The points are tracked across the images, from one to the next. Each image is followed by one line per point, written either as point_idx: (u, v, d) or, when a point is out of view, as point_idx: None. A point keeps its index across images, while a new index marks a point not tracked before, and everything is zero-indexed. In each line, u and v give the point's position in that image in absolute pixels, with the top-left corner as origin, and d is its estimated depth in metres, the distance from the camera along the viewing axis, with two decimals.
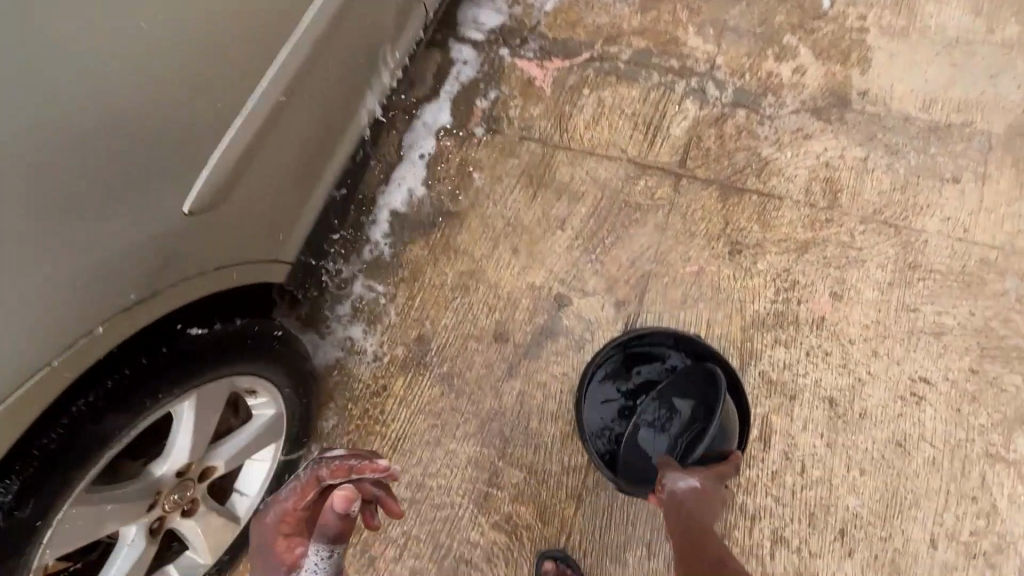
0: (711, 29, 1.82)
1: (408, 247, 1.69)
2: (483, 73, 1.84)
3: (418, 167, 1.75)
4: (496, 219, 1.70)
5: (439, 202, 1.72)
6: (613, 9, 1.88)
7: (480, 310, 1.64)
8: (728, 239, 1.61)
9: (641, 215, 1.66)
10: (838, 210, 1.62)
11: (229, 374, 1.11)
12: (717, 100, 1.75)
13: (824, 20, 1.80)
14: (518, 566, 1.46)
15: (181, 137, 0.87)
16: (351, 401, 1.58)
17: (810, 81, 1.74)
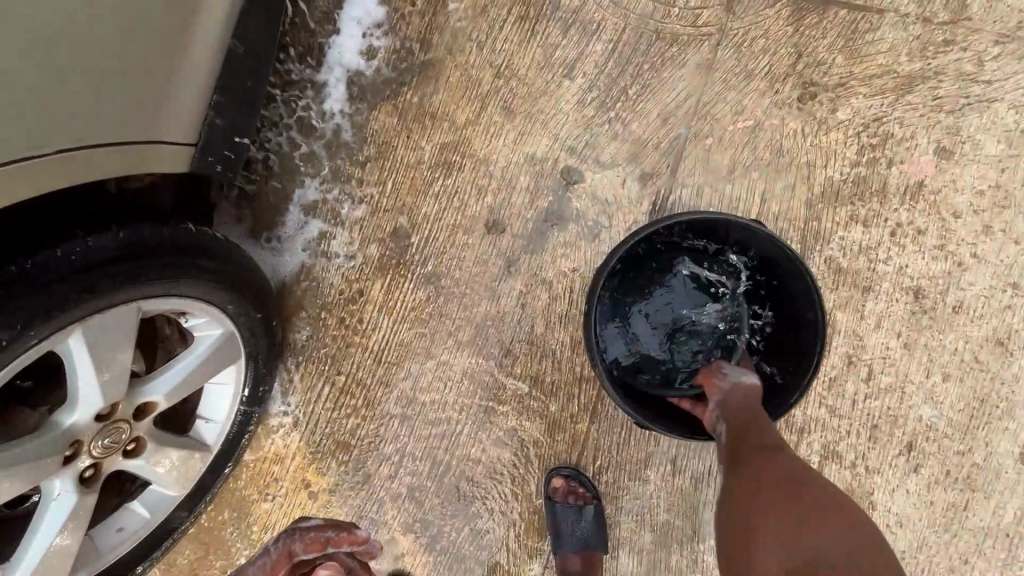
0: None
1: (371, 114, 1.30)
2: None
3: (373, 1, 1.28)
4: (483, 68, 1.28)
5: (405, 49, 1.29)
6: None
7: (467, 194, 1.30)
8: (799, 79, 1.17)
9: (679, 50, 1.21)
10: (965, 25, 1.13)
11: (122, 299, 0.84)
12: None
13: None
14: (526, 481, 1.32)
15: None
16: (325, 310, 1.34)
17: None
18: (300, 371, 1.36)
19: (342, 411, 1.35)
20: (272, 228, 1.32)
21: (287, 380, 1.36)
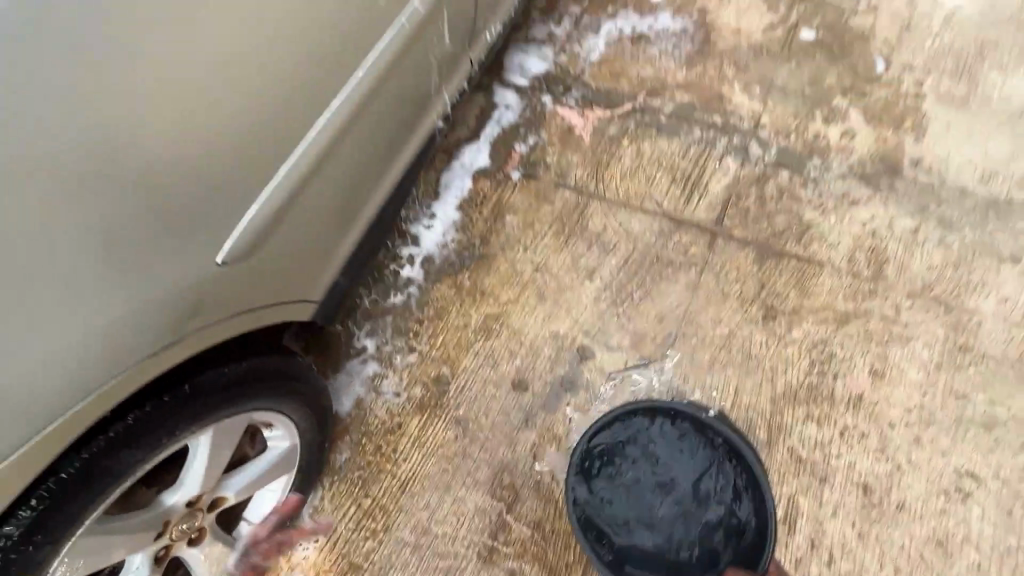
0: (758, 87, 1.80)
1: (435, 286, 1.70)
2: (524, 118, 1.88)
3: (451, 206, 1.77)
4: (525, 264, 1.70)
5: (469, 244, 1.73)
6: (659, 64, 1.89)
7: (500, 355, 1.62)
8: (762, 303, 1.56)
9: (673, 271, 1.62)
10: (883, 282, 1.54)
11: (244, 409, 1.11)
12: (758, 158, 1.71)
13: (877, 84, 1.76)
14: None
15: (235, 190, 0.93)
16: (366, 436, 1.58)
17: (860, 145, 1.69)
18: (332, 489, 1.55)
19: (361, 532, 1.51)
20: (340, 362, 1.64)
21: (319, 496, 1.54)
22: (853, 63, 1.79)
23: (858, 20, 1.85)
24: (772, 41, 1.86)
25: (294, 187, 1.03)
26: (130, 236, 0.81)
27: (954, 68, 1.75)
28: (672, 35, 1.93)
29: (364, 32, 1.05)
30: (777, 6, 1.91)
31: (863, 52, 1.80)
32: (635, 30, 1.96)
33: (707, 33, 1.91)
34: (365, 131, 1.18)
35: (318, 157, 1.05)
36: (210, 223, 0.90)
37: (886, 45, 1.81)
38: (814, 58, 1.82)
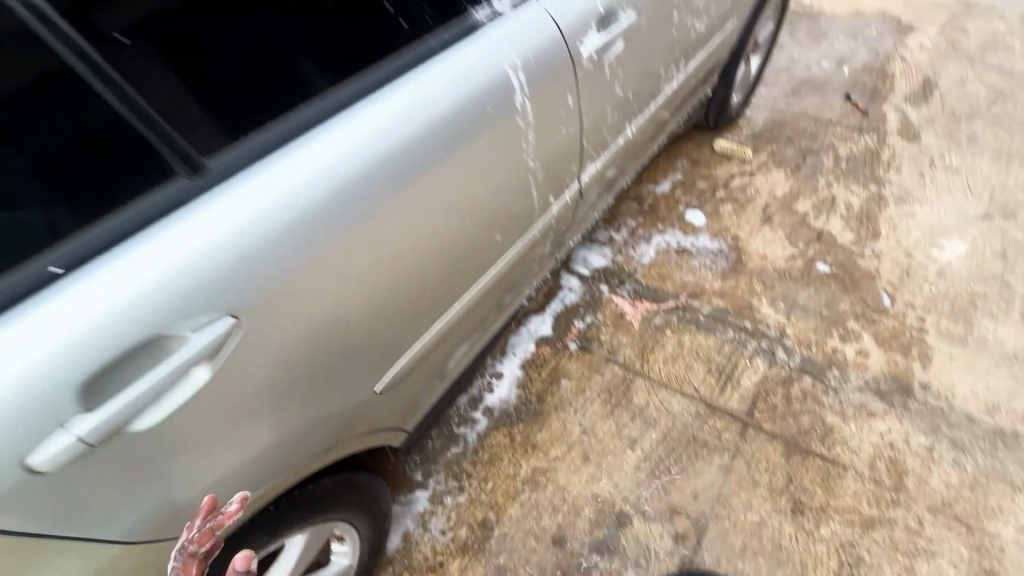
0: (782, 303, 2.17)
1: (493, 433, 1.92)
2: (584, 301, 2.27)
3: (515, 365, 2.08)
4: (574, 425, 1.92)
5: (527, 400, 1.99)
6: (698, 273, 2.31)
7: (544, 508, 1.76)
8: (791, 496, 1.70)
9: (708, 452, 1.81)
10: (905, 493, 1.68)
11: (332, 519, 1.28)
12: (784, 362, 2.00)
13: (885, 315, 2.09)
14: None
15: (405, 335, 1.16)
16: (407, 570, 1.67)
17: (873, 364, 1.96)
18: None
19: None
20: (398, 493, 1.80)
21: None
22: (863, 295, 2.16)
23: (865, 262, 2.27)
24: (793, 268, 2.28)
25: (437, 336, 1.28)
26: (341, 363, 1.01)
27: (951, 311, 2.09)
28: (710, 252, 2.38)
29: (510, 236, 1.38)
30: (797, 242, 2.37)
31: (871, 287, 2.18)
32: (680, 245, 2.43)
33: (739, 255, 2.35)
34: (487, 297, 1.48)
35: (457, 315, 1.33)
36: (383, 369, 1.14)
37: (890, 284, 2.19)
38: (829, 287, 2.20)
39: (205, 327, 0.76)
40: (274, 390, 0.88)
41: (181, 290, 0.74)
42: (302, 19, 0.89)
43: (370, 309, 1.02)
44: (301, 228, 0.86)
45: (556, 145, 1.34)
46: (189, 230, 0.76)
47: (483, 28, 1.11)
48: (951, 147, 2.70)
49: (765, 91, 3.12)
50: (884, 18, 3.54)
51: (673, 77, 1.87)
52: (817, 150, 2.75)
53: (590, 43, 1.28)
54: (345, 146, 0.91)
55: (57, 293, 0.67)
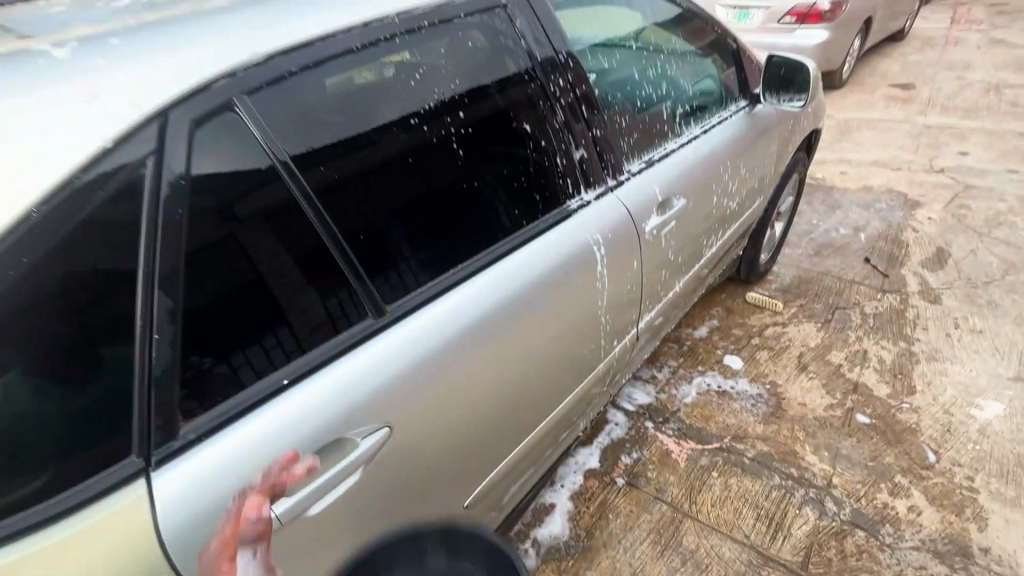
0: (826, 452, 2.23)
1: (542, 567, 1.93)
2: (630, 436, 2.37)
3: (563, 497, 2.14)
4: (624, 564, 1.92)
5: (576, 534, 2.02)
6: (740, 416, 2.42)
7: None
8: None
9: None
10: None
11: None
12: (835, 513, 2.01)
13: (932, 471, 2.13)
14: None
15: (491, 456, 1.32)
16: None
17: (927, 522, 1.96)
18: None
19: None
20: None
21: None
22: (907, 449, 2.22)
23: (904, 415, 2.36)
24: (833, 417, 2.38)
25: (512, 460, 1.43)
26: (445, 478, 1.16)
27: (999, 472, 2.11)
28: (750, 396, 2.51)
29: (577, 374, 1.58)
30: (834, 392, 2.49)
31: (914, 442, 2.24)
32: (720, 387, 2.58)
33: (779, 401, 2.47)
34: (554, 427, 1.63)
35: (529, 442, 1.49)
36: (469, 487, 1.28)
37: (932, 440, 2.24)
38: (871, 438, 2.27)
39: (367, 436, 0.95)
40: (398, 497, 1.04)
41: (359, 405, 0.94)
42: (458, 202, 1.20)
43: (473, 431, 1.20)
44: (441, 361, 1.08)
45: (619, 301, 1.61)
46: (370, 358, 0.98)
47: (577, 211, 1.44)
48: (972, 310, 2.90)
49: (789, 251, 3.47)
50: (892, 193, 4.00)
51: (712, 242, 2.20)
52: (844, 306, 2.98)
53: (651, 222, 1.61)
54: (474, 299, 1.17)
55: (281, 401, 0.87)
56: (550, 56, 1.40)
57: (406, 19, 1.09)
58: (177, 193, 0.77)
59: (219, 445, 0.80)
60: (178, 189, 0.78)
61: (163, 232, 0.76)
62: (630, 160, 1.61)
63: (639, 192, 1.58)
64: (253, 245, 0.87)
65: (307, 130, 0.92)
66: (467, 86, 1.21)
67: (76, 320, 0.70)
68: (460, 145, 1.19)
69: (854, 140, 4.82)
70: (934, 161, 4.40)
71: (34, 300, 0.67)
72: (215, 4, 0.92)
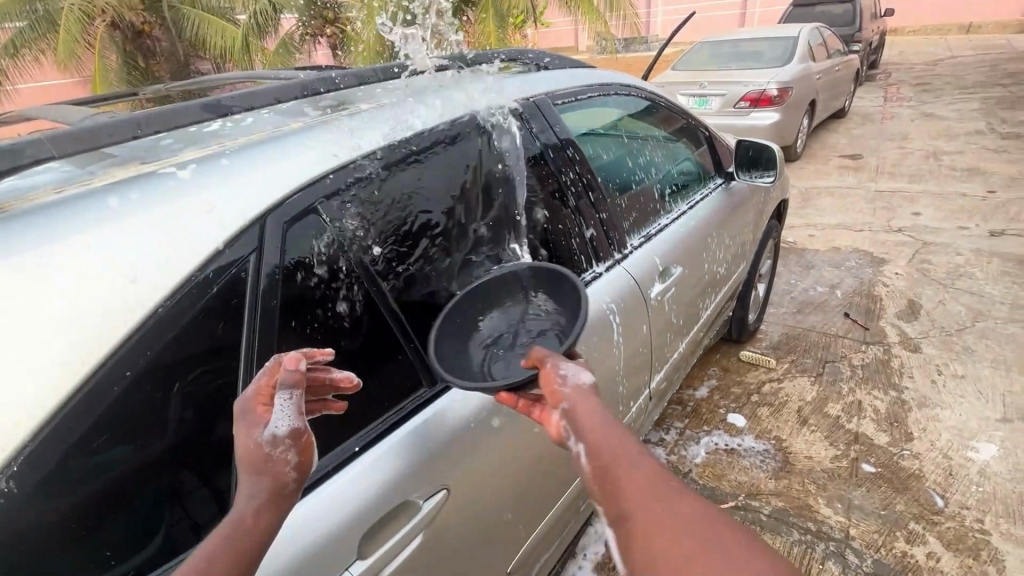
0: (839, 503, 2.28)
1: None
2: None
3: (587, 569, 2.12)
4: None
5: None
6: (751, 473, 2.47)
7: None
8: None
9: None
10: None
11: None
12: (856, 566, 2.02)
13: (943, 515, 2.18)
14: None
15: (531, 519, 1.38)
16: None
17: (947, 568, 1.99)
18: None
19: None
20: None
21: None
22: (915, 495, 2.28)
23: (907, 462, 2.44)
24: (840, 467, 2.44)
25: (551, 522, 1.49)
26: (493, 539, 1.23)
27: (1005, 512, 2.17)
28: (757, 452, 2.58)
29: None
30: (837, 443, 2.58)
31: (920, 487, 2.31)
32: (727, 445, 2.64)
33: (786, 456, 2.54)
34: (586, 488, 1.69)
35: (565, 503, 1.55)
36: (513, 555, 1.33)
37: (938, 484, 2.32)
38: (879, 486, 2.33)
39: (427, 499, 1.05)
40: (454, 557, 1.11)
41: (419, 469, 1.04)
42: (491, 278, 1.36)
43: (516, 492, 1.28)
44: (487, 425, 1.19)
45: (633, 362, 1.72)
46: (426, 424, 1.09)
47: (593, 281, 1.60)
48: (952, 357, 3.08)
49: (774, 310, 3.67)
50: (859, 252, 4.32)
51: (706, 304, 2.38)
52: (833, 359, 3.13)
53: (654, 289, 1.78)
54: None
55: (352, 467, 0.99)
56: (559, 150, 1.62)
57: (447, 128, 1.30)
58: (272, 285, 0.92)
59: (304, 510, 0.91)
60: (273, 281, 0.92)
61: (260, 319, 0.91)
62: (630, 235, 1.81)
63: (641, 262, 1.76)
64: (328, 322, 1.01)
65: (369, 220, 1.09)
66: (495, 178, 1.40)
67: (192, 400, 0.85)
68: (491, 229, 1.37)
69: (817, 206, 5.23)
70: (892, 222, 4.79)
71: (157, 385, 0.80)
72: (296, 125, 1.10)
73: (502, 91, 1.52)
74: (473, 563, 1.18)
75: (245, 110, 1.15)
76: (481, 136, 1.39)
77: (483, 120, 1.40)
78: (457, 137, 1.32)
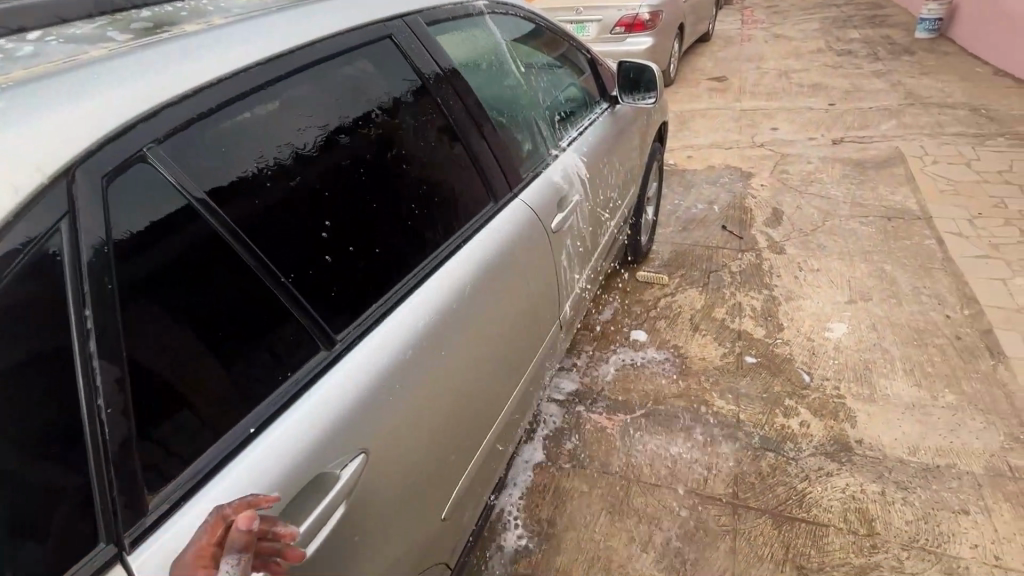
0: (730, 394, 2.56)
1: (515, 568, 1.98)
2: (567, 424, 2.51)
3: (520, 497, 2.21)
4: (589, 541, 2.04)
5: (538, 525, 2.11)
6: (656, 381, 2.69)
7: None
8: (793, 563, 1.89)
9: (713, 540, 1.99)
10: (879, 538, 1.94)
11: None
12: (747, 445, 2.31)
13: (810, 389, 2.54)
14: None
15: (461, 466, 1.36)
16: None
17: (816, 431, 2.34)
18: None
19: None
20: None
21: None
22: (788, 376, 2.62)
23: (780, 349, 2.78)
24: (728, 363, 2.73)
25: (480, 466, 1.48)
26: (424, 493, 1.19)
27: (855, 378, 2.58)
28: (659, 362, 2.80)
29: (519, 376, 1.67)
30: (724, 342, 2.87)
31: (791, 369, 2.66)
32: (633, 360, 2.83)
33: (684, 361, 2.78)
34: (510, 427, 1.71)
35: (492, 444, 1.55)
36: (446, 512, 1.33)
37: (804, 364, 2.68)
38: (760, 374, 2.65)
39: (347, 466, 0.97)
40: (385, 520, 1.06)
41: (334, 435, 0.96)
42: (385, 224, 1.25)
43: (441, 442, 1.24)
44: (403, 376, 1.12)
45: (539, 298, 1.72)
46: (335, 387, 1.00)
47: (494, 215, 1.55)
48: (809, 254, 3.50)
49: (663, 230, 3.91)
50: (730, 169, 4.68)
51: (604, 230, 2.43)
52: (715, 269, 3.43)
53: (555, 218, 1.76)
54: (414, 322, 1.19)
55: (254, 450, 0.88)
56: (439, 77, 1.49)
57: (303, 52, 1.11)
58: (102, 259, 0.76)
59: (202, 506, 0.80)
60: (102, 254, 0.76)
61: (90, 298, 0.74)
62: (525, 166, 1.76)
63: (539, 192, 1.72)
64: (183, 292, 0.86)
65: (216, 170, 0.93)
66: (370, 111, 1.25)
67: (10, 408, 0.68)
68: (373, 170, 1.24)
69: (692, 128, 5.55)
70: (755, 138, 5.23)
71: None
72: (96, 50, 0.87)
73: (367, 10, 1.34)
74: (405, 521, 1.14)
75: (16, 33, 0.90)
76: (347, 63, 1.22)
77: (347, 44, 1.22)
78: (317, 64, 1.14)
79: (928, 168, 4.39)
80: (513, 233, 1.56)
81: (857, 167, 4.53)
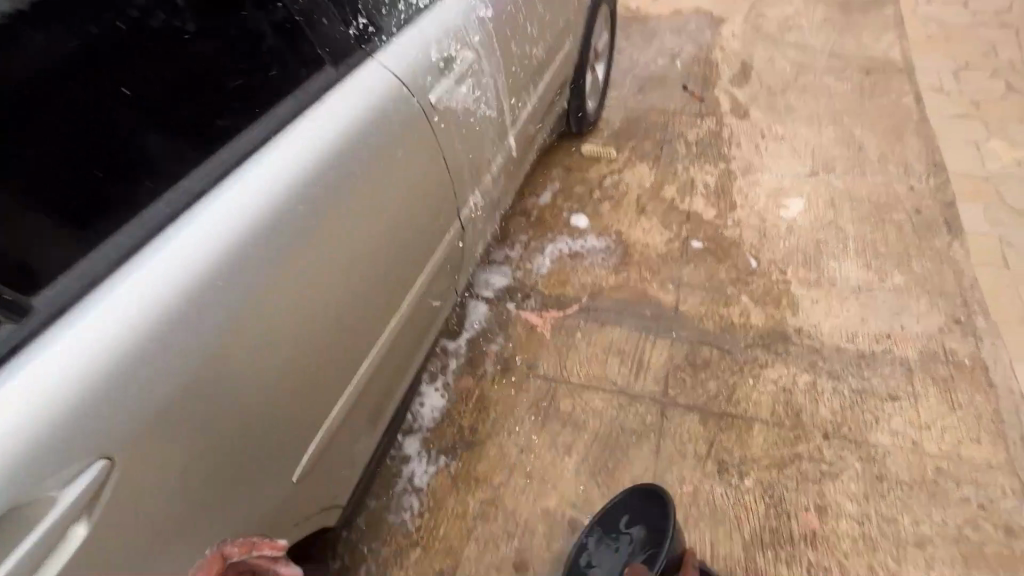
0: (671, 284, 2.37)
1: (434, 478, 1.91)
2: (495, 324, 2.31)
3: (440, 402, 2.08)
4: (511, 447, 1.96)
5: (460, 431, 2.01)
6: (593, 272, 2.46)
7: (498, 538, 1.77)
8: (715, 458, 1.86)
9: (637, 440, 1.93)
10: (804, 429, 1.90)
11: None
12: (683, 339, 2.17)
13: (755, 275, 2.36)
14: None
15: (308, 421, 1.20)
16: None
17: (755, 321, 2.20)
18: None
19: None
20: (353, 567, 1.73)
21: None
22: (734, 262, 2.42)
23: (730, 232, 2.54)
24: (672, 249, 2.50)
25: (346, 411, 1.32)
26: (236, 466, 1.04)
27: (804, 261, 2.39)
28: (599, 250, 2.54)
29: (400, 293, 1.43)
30: (671, 226, 2.60)
31: (739, 254, 2.45)
32: (571, 249, 2.57)
33: (625, 248, 2.53)
34: (394, 354, 1.53)
35: (365, 382, 1.38)
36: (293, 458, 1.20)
37: (753, 247, 2.47)
38: (705, 260, 2.44)
39: (76, 478, 0.77)
40: (167, 514, 0.92)
41: (37, 450, 0.74)
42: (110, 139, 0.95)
43: (258, 407, 1.05)
44: (162, 350, 0.88)
45: (416, 205, 1.40)
46: (35, 385, 0.76)
47: (316, 105, 1.16)
48: (775, 119, 3.11)
49: (617, 93, 3.39)
50: (700, 13, 4.00)
51: (528, 96, 1.99)
52: (670, 140, 3.03)
53: (426, 97, 1.36)
54: (190, 248, 0.94)
55: None
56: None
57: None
58: None
59: None
60: None
61: None
62: (377, 25, 1.31)
63: (398, 63, 1.30)
64: None
65: None
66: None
67: None
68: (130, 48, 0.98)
69: None
70: None
71: None
72: None
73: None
74: (210, 502, 1.00)
75: None
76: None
77: None
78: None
79: (921, 8, 3.81)
80: (351, 128, 1.18)
81: (843, 8, 3.91)
